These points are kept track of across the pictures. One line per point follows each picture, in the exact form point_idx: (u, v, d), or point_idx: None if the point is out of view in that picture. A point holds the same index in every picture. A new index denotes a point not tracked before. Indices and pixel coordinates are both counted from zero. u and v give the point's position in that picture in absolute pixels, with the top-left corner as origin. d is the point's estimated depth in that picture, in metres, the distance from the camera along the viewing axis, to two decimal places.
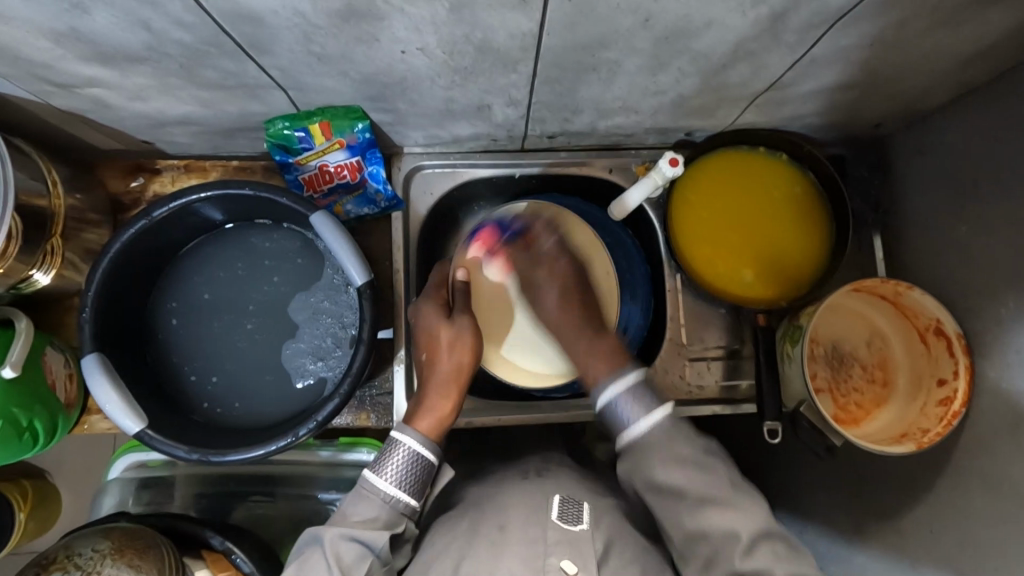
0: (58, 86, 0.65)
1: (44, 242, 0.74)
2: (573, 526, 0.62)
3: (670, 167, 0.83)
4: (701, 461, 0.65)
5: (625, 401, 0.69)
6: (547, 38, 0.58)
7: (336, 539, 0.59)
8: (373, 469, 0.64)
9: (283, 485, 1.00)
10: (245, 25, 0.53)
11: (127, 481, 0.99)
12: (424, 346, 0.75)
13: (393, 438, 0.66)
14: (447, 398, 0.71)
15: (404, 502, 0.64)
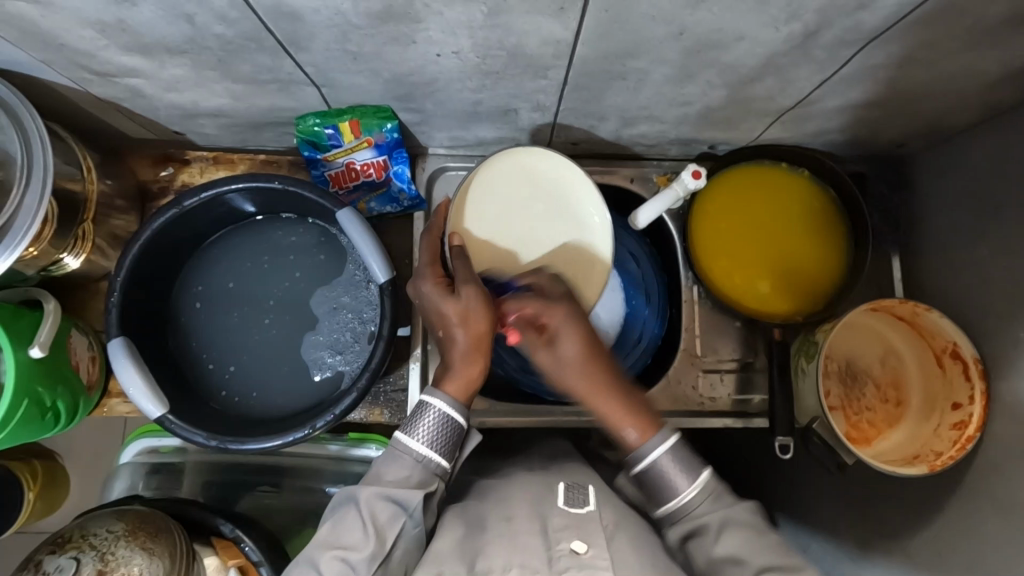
0: (97, 74, 0.67)
1: (77, 225, 0.75)
2: (581, 508, 0.63)
3: (692, 180, 0.84)
4: (743, 519, 0.61)
5: (665, 465, 0.63)
6: (580, 45, 0.59)
7: (371, 499, 0.60)
8: (404, 429, 0.65)
9: (291, 477, 1.01)
10: (285, 21, 0.55)
11: (137, 466, 1.01)
12: (438, 320, 0.70)
13: (422, 405, 0.67)
14: (473, 362, 0.68)
15: (434, 462, 0.64)
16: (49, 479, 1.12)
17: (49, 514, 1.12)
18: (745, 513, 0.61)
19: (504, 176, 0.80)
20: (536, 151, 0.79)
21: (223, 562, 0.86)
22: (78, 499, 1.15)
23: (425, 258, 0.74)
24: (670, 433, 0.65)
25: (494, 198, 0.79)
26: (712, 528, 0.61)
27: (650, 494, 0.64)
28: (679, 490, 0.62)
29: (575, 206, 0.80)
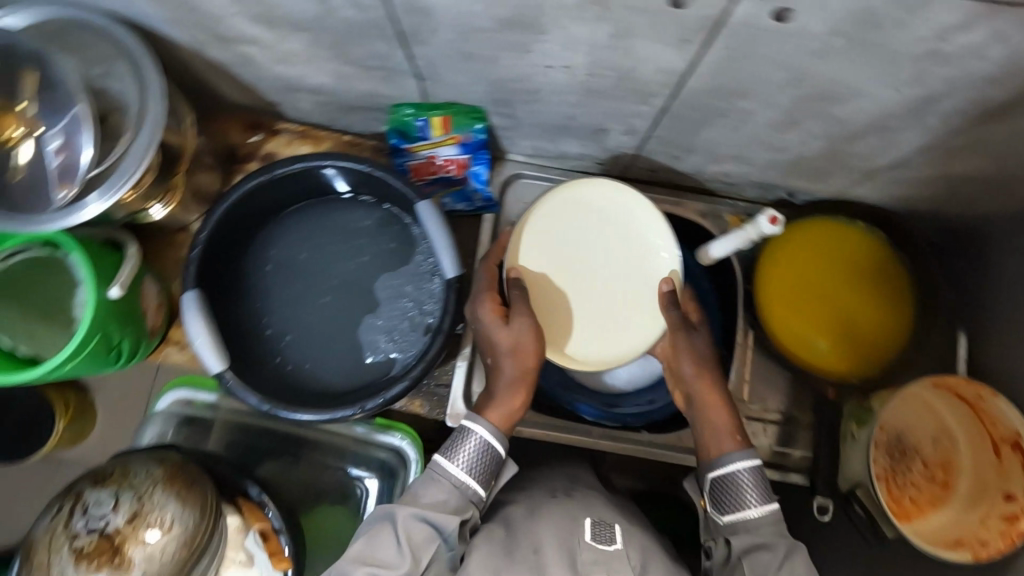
0: (218, 38, 0.70)
1: (169, 178, 0.79)
2: (608, 546, 0.63)
3: (769, 225, 0.80)
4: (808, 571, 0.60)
5: (744, 483, 0.64)
6: (691, 77, 0.59)
7: (406, 517, 0.61)
8: (446, 452, 0.67)
9: (314, 454, 1.02)
10: (416, 16, 0.57)
11: (169, 415, 1.02)
12: (489, 348, 0.72)
13: (466, 428, 0.67)
14: (517, 395, 0.70)
15: (471, 490, 0.65)
16: (79, 411, 1.14)
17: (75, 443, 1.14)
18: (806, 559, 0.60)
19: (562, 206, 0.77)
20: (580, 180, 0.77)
21: (244, 521, 0.89)
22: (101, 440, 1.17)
23: (484, 282, 0.75)
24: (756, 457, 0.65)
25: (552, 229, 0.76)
26: (775, 551, 0.61)
27: (719, 502, 0.65)
28: (747, 506, 0.63)
29: (635, 226, 0.76)
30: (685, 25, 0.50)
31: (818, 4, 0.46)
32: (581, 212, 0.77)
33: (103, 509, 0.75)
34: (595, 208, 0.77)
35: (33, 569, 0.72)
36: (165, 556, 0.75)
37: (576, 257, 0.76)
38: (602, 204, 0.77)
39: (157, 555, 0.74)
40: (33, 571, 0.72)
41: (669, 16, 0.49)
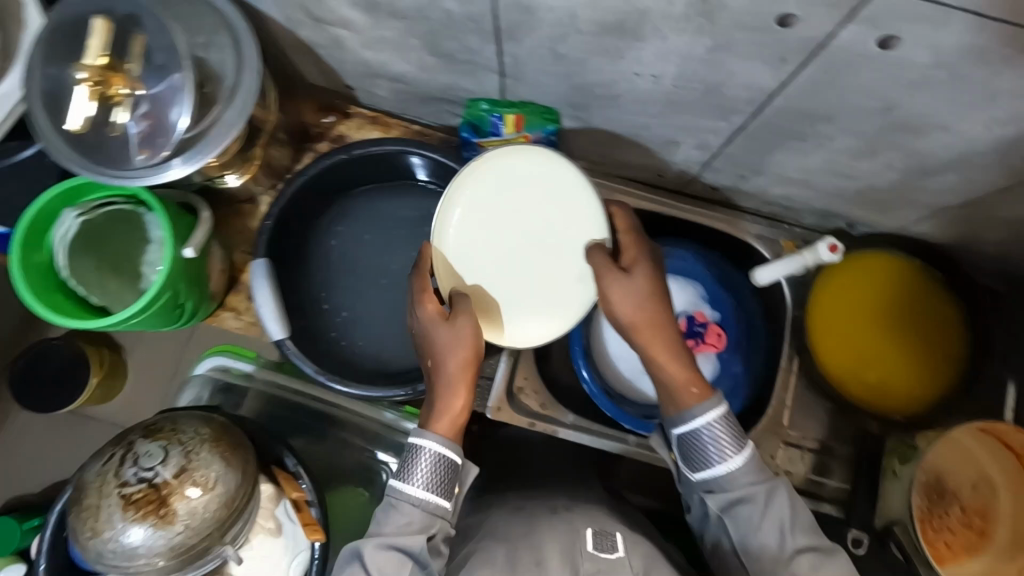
0: (314, 19, 0.73)
1: (250, 150, 0.82)
2: (611, 554, 0.65)
3: (828, 252, 0.83)
4: (791, 505, 0.60)
5: (715, 428, 0.62)
6: (777, 97, 0.60)
7: (374, 553, 0.59)
8: (401, 475, 0.63)
9: (344, 433, 1.04)
10: (518, 14, 0.58)
11: (206, 380, 1.05)
12: (428, 348, 0.67)
13: (417, 444, 0.64)
14: (459, 395, 0.65)
15: (436, 505, 0.62)
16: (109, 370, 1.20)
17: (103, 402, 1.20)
18: (787, 491, 0.60)
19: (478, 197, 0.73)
20: (483, 162, 0.72)
21: (278, 491, 0.90)
22: (134, 395, 1.20)
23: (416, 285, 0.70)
24: (716, 399, 0.63)
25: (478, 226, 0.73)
26: (757, 501, 0.60)
27: (687, 459, 0.63)
28: (714, 462, 0.61)
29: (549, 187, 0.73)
30: (785, 44, 0.51)
31: (925, 35, 0.46)
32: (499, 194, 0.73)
33: (153, 461, 0.76)
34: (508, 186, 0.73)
35: (83, 512, 0.74)
36: (207, 513, 0.76)
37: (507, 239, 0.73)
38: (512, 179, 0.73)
39: (200, 510, 0.76)
40: (82, 513, 0.74)
41: (771, 34, 0.51)
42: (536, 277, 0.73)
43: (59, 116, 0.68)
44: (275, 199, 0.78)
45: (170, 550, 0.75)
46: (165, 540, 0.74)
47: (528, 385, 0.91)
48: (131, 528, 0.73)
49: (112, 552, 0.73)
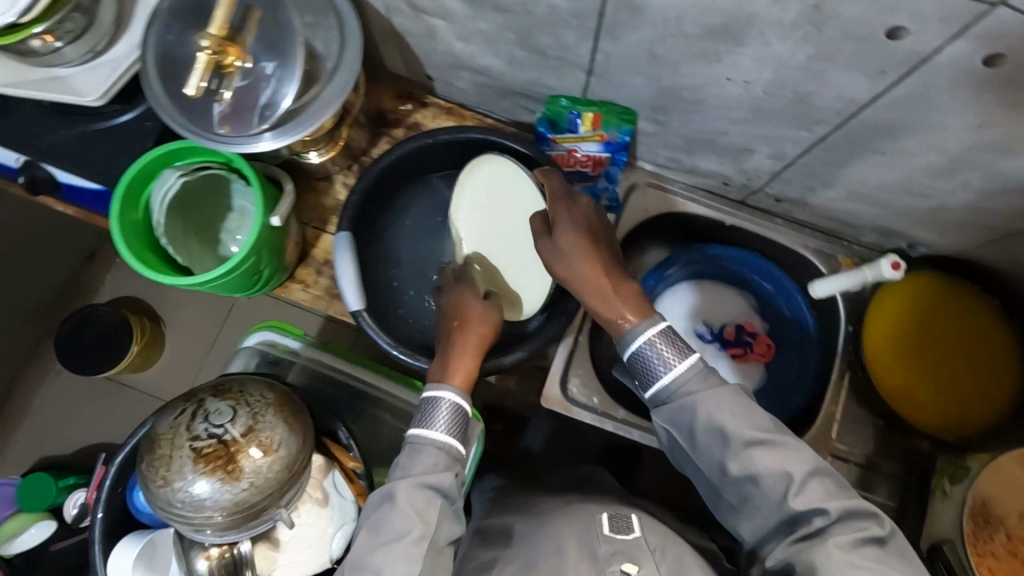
0: (414, 9, 0.77)
1: (337, 129, 0.86)
2: (627, 533, 0.64)
3: (890, 270, 0.85)
4: (738, 405, 0.60)
5: (655, 345, 0.63)
6: (867, 110, 0.63)
7: (408, 492, 0.62)
8: (420, 425, 0.67)
9: (380, 412, 1.05)
10: (625, 13, 0.61)
11: (255, 352, 1.06)
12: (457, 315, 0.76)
13: (434, 399, 0.68)
14: (466, 357, 0.71)
15: (456, 450, 0.66)
16: (149, 340, 1.34)
17: (143, 366, 1.35)
18: (735, 394, 0.61)
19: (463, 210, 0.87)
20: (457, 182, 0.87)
21: (328, 461, 0.92)
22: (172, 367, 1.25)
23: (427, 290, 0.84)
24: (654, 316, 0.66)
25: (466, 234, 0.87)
26: (701, 403, 0.61)
27: (639, 379, 0.65)
28: (659, 376, 0.63)
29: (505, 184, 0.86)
30: (889, 55, 0.54)
31: None
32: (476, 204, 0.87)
33: (223, 419, 0.78)
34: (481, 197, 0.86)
35: (155, 461, 0.77)
36: (270, 474, 0.79)
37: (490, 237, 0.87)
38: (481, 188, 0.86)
39: (263, 471, 0.78)
40: (154, 462, 0.77)
41: (878, 45, 0.53)
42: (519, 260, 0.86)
43: (174, 83, 0.72)
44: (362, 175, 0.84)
45: (233, 505, 0.78)
46: (229, 495, 0.77)
47: (581, 377, 0.92)
48: (200, 481, 0.76)
49: (180, 502, 0.76)
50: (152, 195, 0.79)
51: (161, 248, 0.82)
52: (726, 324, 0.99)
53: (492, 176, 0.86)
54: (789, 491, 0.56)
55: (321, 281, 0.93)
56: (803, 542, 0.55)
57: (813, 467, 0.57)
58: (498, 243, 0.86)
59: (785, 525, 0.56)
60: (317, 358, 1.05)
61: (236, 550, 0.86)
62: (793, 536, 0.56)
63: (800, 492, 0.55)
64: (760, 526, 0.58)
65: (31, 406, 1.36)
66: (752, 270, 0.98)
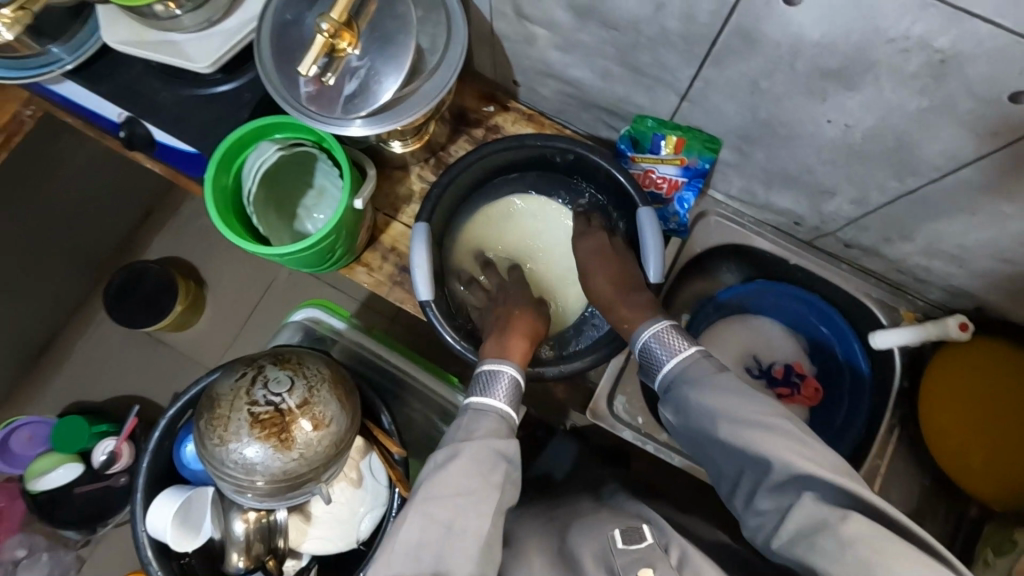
0: (519, 16, 0.79)
1: (425, 124, 0.88)
2: (640, 543, 0.60)
3: (956, 330, 0.86)
4: (733, 389, 0.60)
5: (659, 335, 0.69)
6: (967, 167, 0.63)
7: (475, 448, 0.63)
8: (481, 392, 0.71)
9: (412, 401, 1.08)
10: (739, 43, 0.63)
11: (301, 327, 1.07)
12: (510, 314, 0.85)
13: (494, 371, 0.74)
14: (518, 341, 0.79)
15: (513, 418, 0.70)
16: (192, 301, 1.37)
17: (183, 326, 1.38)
18: (732, 377, 0.61)
19: (492, 225, 0.95)
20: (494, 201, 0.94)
21: (367, 443, 0.94)
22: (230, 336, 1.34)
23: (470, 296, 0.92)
24: (655, 319, 0.72)
25: (498, 247, 0.94)
26: (692, 386, 0.63)
27: (649, 374, 0.70)
28: (662, 362, 0.68)
29: (535, 208, 0.95)
30: (1005, 119, 0.55)
31: None
32: (506, 222, 0.95)
33: (281, 387, 0.80)
34: (511, 215, 0.95)
35: (214, 420, 0.79)
36: (320, 447, 0.81)
37: (519, 252, 0.95)
38: (511, 208, 0.95)
39: (313, 444, 0.80)
40: (213, 421, 0.79)
41: (995, 106, 0.54)
42: (547, 274, 0.94)
43: (284, 60, 0.75)
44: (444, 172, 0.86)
45: (282, 473, 0.80)
46: (280, 463, 0.79)
47: (628, 395, 0.93)
48: (254, 445, 0.78)
49: (233, 462, 0.78)
50: (245, 166, 0.83)
51: (244, 214, 0.86)
52: (775, 362, 0.99)
53: (524, 199, 0.95)
54: (789, 469, 0.52)
55: (385, 266, 0.95)
56: (803, 521, 0.50)
57: (807, 445, 0.54)
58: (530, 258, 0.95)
59: (784, 506, 0.52)
60: (361, 339, 1.07)
61: (272, 517, 0.89)
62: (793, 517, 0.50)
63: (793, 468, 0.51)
64: (766, 516, 0.53)
65: (75, 350, 1.41)
66: (810, 310, 0.96)
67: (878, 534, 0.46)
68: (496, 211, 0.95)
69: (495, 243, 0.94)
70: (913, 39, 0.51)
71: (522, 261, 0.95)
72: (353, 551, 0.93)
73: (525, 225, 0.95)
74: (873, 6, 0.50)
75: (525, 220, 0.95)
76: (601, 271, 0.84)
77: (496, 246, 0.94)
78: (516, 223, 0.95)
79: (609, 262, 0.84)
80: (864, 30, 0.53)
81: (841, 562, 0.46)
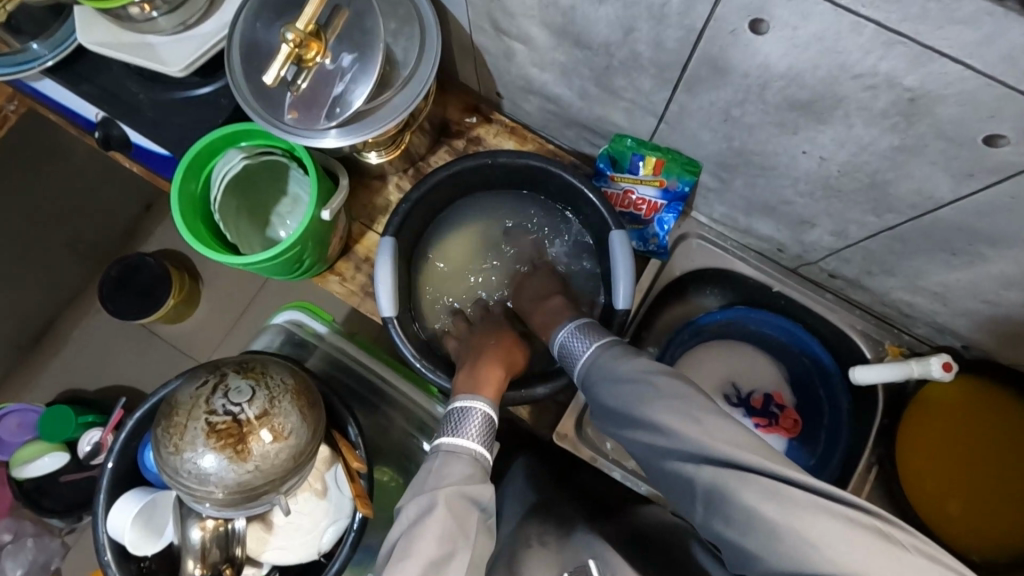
0: (495, 30, 0.77)
1: (401, 135, 0.86)
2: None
3: (940, 369, 0.82)
4: (636, 372, 0.61)
5: (571, 334, 0.72)
6: (945, 209, 0.60)
7: (450, 498, 0.60)
8: (452, 433, 0.68)
9: (386, 410, 1.06)
10: (711, 72, 0.60)
11: (281, 330, 1.06)
12: (479, 344, 0.83)
13: (466, 408, 0.71)
14: (488, 370, 0.77)
15: (486, 460, 0.68)
16: (184, 296, 1.37)
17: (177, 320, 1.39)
18: (636, 361, 0.62)
19: (462, 240, 0.94)
20: (465, 216, 0.94)
21: (333, 454, 0.93)
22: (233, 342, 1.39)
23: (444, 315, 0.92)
24: (567, 321, 0.75)
25: (467, 263, 0.95)
26: (603, 378, 0.64)
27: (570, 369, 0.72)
28: (579, 356, 0.70)
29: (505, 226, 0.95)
30: (979, 162, 0.52)
31: None
32: (477, 239, 0.95)
33: (241, 398, 0.79)
34: (482, 232, 0.94)
35: (170, 428, 0.79)
36: (277, 459, 0.80)
37: (489, 270, 0.95)
38: (482, 226, 0.95)
39: (270, 456, 0.79)
40: (169, 429, 0.79)
41: (971, 148, 0.51)
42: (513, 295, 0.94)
43: (253, 67, 0.74)
44: (415, 185, 0.85)
45: (237, 484, 0.79)
46: (234, 475, 0.78)
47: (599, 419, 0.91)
48: (208, 455, 0.77)
49: (186, 472, 0.78)
50: (215, 171, 0.82)
51: (212, 220, 0.86)
52: (754, 391, 0.95)
53: (496, 217, 0.95)
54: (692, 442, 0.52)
55: (359, 276, 0.94)
56: (715, 496, 0.50)
57: (693, 412, 0.54)
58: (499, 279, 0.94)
59: (692, 480, 0.52)
60: (342, 345, 1.05)
61: (230, 526, 0.89)
62: (705, 495, 0.51)
63: (692, 445, 0.52)
64: (681, 493, 0.54)
65: (63, 342, 1.41)
66: (795, 343, 0.93)
67: (776, 494, 0.47)
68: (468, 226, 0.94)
69: (463, 260, 0.95)
70: (880, 76, 0.49)
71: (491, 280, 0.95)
72: (315, 563, 0.92)
73: (493, 243, 0.95)
74: (837, 42, 0.48)
75: (496, 238, 0.95)
76: (529, 284, 0.89)
77: (466, 262, 0.95)
78: (486, 241, 0.95)
79: (539, 273, 0.90)
80: (831, 65, 0.51)
81: (750, 528, 0.47)
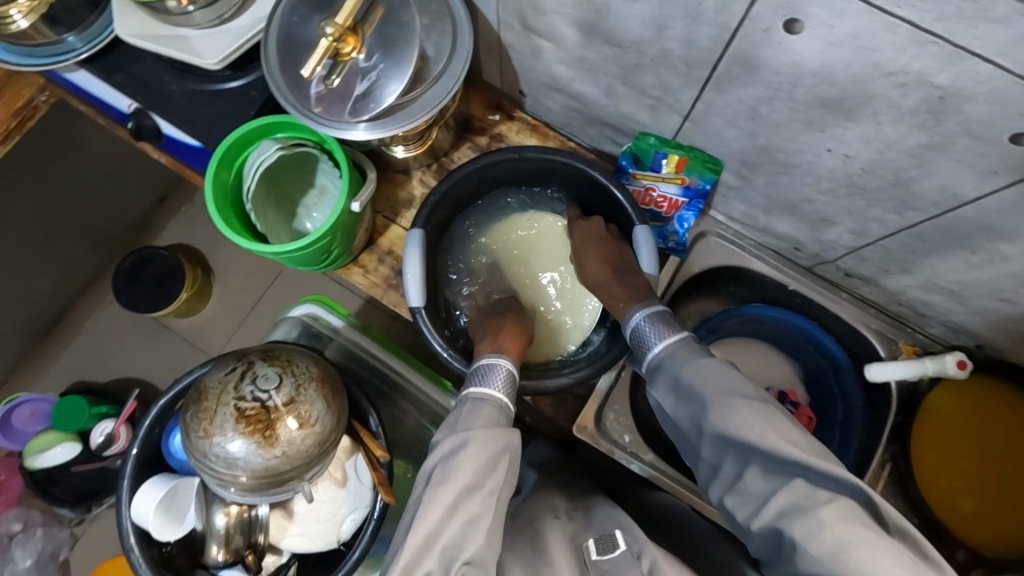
0: (524, 28, 0.78)
1: (428, 130, 0.88)
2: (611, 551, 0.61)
3: (954, 366, 0.84)
4: (720, 375, 0.63)
5: (651, 320, 0.73)
6: (967, 206, 0.62)
7: (480, 436, 0.63)
8: (478, 383, 0.71)
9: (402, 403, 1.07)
10: (742, 70, 0.62)
11: (298, 323, 1.06)
12: (500, 322, 0.85)
13: (491, 363, 0.73)
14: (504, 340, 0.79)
15: (510, 410, 0.70)
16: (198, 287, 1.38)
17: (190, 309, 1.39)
18: (716, 362, 0.64)
19: (486, 234, 0.95)
20: (488, 210, 0.95)
21: (354, 444, 0.94)
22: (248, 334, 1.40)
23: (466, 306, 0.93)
24: (645, 303, 0.76)
25: (489, 255, 0.95)
26: (672, 373, 0.66)
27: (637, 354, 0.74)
28: (651, 345, 0.71)
29: (528, 221, 0.95)
30: (1004, 159, 0.54)
31: None
32: (501, 233, 0.95)
33: (268, 384, 0.81)
34: (505, 227, 0.95)
35: (199, 412, 0.80)
36: (303, 445, 0.81)
37: (512, 264, 0.95)
38: (505, 220, 0.95)
39: (296, 442, 0.81)
40: (199, 414, 0.80)
41: (997, 146, 0.53)
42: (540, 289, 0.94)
43: (288, 59, 0.76)
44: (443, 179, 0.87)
45: (263, 469, 0.80)
46: (261, 460, 0.79)
47: (617, 413, 0.92)
48: (237, 440, 0.79)
49: (215, 456, 0.79)
50: (247, 162, 0.84)
51: (243, 211, 0.87)
52: (769, 387, 0.97)
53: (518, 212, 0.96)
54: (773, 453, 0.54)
55: (381, 269, 0.96)
56: (787, 507, 0.52)
57: (776, 424, 0.56)
58: (522, 273, 0.94)
59: (766, 488, 0.55)
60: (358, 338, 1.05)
61: (253, 512, 0.91)
62: (775, 506, 0.53)
63: (776, 455, 0.54)
64: (743, 495, 0.57)
65: (81, 331, 1.42)
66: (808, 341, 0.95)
67: (853, 520, 0.49)
68: (490, 220, 0.95)
69: (486, 252, 0.95)
70: (912, 74, 0.51)
71: (515, 274, 0.94)
72: (334, 552, 0.92)
73: (517, 237, 0.95)
74: (871, 40, 0.50)
75: (519, 233, 0.95)
76: (590, 253, 0.86)
77: (490, 255, 0.95)
78: (510, 236, 0.95)
79: (594, 243, 0.86)
80: (863, 63, 0.52)
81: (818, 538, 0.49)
